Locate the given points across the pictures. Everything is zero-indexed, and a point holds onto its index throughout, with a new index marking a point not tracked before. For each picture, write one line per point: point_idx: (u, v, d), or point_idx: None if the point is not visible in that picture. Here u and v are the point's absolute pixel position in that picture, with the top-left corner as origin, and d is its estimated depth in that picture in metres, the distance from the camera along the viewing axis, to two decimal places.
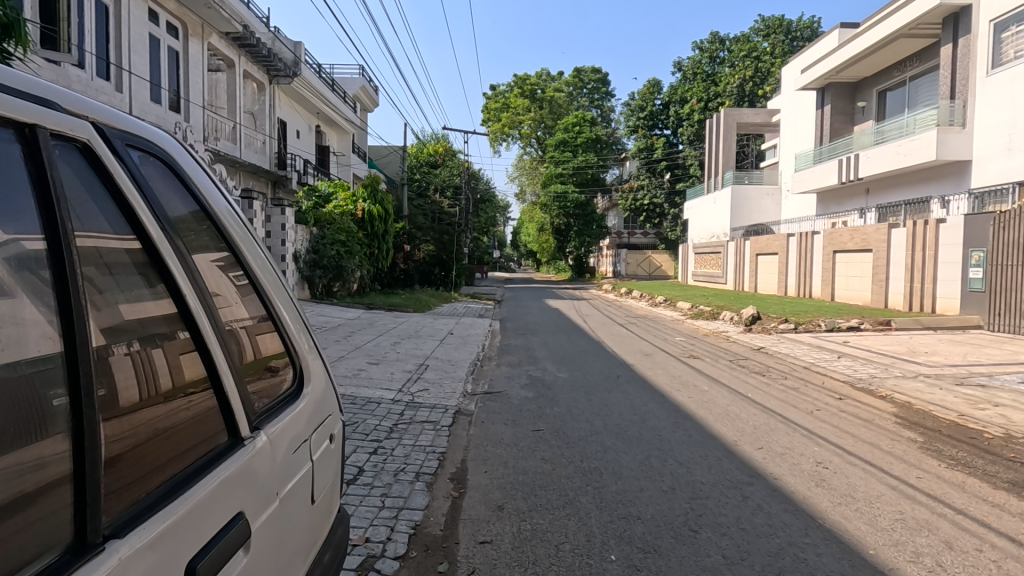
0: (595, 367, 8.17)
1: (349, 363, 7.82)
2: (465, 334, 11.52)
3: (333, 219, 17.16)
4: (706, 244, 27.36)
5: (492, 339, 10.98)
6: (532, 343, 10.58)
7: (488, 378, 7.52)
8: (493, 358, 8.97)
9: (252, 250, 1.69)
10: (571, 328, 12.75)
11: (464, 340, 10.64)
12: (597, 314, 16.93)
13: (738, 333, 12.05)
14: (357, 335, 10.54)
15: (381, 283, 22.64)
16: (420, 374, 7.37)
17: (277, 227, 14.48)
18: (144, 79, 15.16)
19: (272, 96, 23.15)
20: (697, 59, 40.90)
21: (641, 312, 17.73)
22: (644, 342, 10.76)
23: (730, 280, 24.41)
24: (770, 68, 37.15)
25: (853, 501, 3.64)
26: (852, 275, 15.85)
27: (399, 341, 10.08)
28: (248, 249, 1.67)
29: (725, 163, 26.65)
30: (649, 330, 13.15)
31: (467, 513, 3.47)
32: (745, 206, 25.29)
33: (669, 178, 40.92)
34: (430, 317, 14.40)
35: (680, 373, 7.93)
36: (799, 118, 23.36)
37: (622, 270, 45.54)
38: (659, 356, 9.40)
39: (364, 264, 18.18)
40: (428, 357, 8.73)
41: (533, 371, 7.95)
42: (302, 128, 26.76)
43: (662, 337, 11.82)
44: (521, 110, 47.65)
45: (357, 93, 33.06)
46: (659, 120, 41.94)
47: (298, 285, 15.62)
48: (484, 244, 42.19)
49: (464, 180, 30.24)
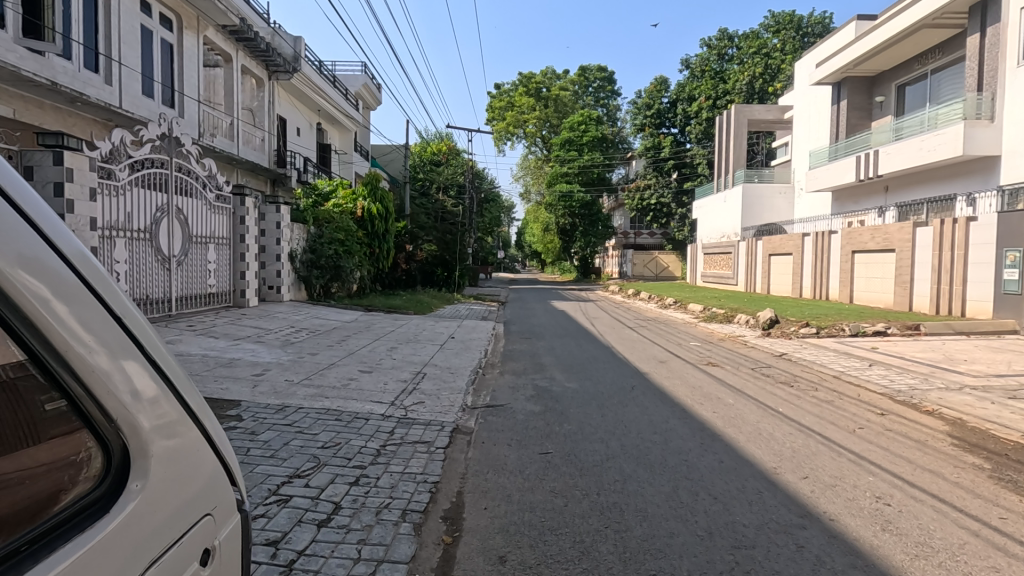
0: (608, 376, 7.50)
1: (338, 370, 7.20)
2: (467, 338, 10.91)
3: (332, 218, 16.58)
4: (716, 244, 26.64)
5: (495, 344, 10.34)
6: (538, 348, 9.93)
7: (490, 388, 6.86)
8: (496, 365, 8.32)
9: (88, 314, 0.95)
10: (579, 332, 12.09)
11: (465, 344, 10.02)
12: (605, 317, 16.30)
13: (756, 337, 11.38)
14: (352, 339, 9.93)
15: (381, 284, 22.07)
16: (416, 385, 6.73)
17: (272, 225, 13.87)
18: (136, 71, 14.61)
19: (271, 92, 22.63)
20: (706, 57, 40.12)
21: (650, 314, 17.08)
22: (657, 348, 10.10)
23: (741, 281, 23.69)
24: (780, 65, 36.35)
25: (931, 551, 3.00)
26: (872, 276, 15.14)
27: (396, 346, 9.44)
28: (79, 309, 0.93)
29: (737, 160, 25.91)
30: (661, 334, 12.51)
31: (462, 567, 2.84)
32: (757, 205, 24.55)
33: (677, 178, 40.19)
34: (431, 319, 13.80)
35: (699, 382, 7.25)
36: (814, 114, 22.63)
37: (628, 270, 44.88)
38: (674, 363, 8.73)
39: (365, 264, 17.60)
40: (427, 363, 8.10)
41: (539, 380, 7.29)
42: (303, 125, 26.22)
43: (676, 342, 11.12)
44: (526, 109, 47.05)
45: (359, 90, 32.52)
46: (666, 118, 41.19)
47: (295, 286, 15.04)
48: (488, 244, 41.65)
49: (468, 178, 29.62)
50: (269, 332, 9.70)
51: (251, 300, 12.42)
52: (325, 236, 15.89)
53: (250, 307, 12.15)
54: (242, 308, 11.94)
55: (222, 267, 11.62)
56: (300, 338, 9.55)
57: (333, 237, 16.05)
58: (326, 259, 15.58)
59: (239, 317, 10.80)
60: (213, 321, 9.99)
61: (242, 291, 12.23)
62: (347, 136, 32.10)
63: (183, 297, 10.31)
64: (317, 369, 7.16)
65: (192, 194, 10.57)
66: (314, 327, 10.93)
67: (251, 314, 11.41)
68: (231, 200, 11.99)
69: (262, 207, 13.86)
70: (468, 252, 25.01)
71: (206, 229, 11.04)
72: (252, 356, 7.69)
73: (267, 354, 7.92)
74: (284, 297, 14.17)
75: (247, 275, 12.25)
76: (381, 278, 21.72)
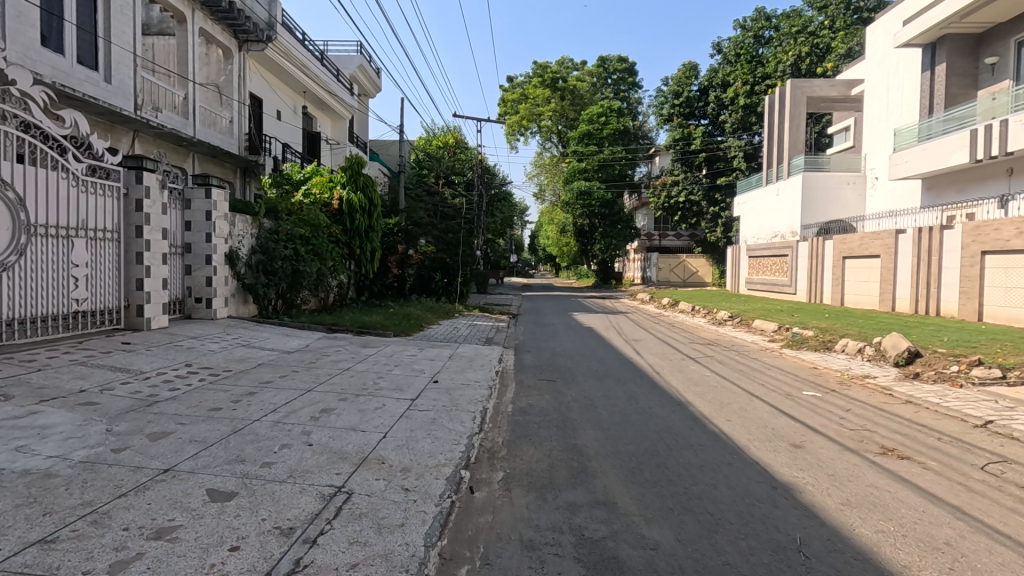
0: (728, 508, 3.58)
1: (160, 496, 3.37)
2: (458, 383, 7.11)
3: (295, 208, 12.98)
4: (766, 246, 22.59)
5: (500, 400, 6.46)
6: (569, 409, 6.04)
7: (480, 563, 2.97)
8: (499, 463, 4.46)
9: None
10: (624, 371, 8.17)
11: (453, 401, 6.20)
12: (649, 338, 12.47)
13: (900, 385, 7.40)
14: (266, 391, 6.11)
15: (367, 293, 18.28)
16: (308, 554, 2.89)
17: (201, 215, 10.25)
18: (30, 12, 11.10)
19: (242, 66, 19.15)
20: (741, 39, 35.91)
21: (707, 334, 13.21)
22: (767, 409, 6.12)
23: (802, 290, 19.70)
24: (829, 44, 32.27)
25: None
26: (1016, 286, 11.23)
27: (330, 408, 5.60)
28: None
29: (792, 146, 21.83)
30: (744, 372, 8.57)
31: None
32: (819, 199, 20.48)
33: (707, 173, 36.08)
34: (414, 344, 10.04)
35: (937, 528, 3.30)
36: (897, 85, 18.55)
37: (653, 275, 41.00)
38: (825, 449, 4.78)
39: (341, 268, 13.94)
40: (366, 460, 4.24)
41: (585, 522, 3.40)
42: (284, 108, 22.74)
43: (779, 391, 7.17)
44: (540, 101, 43.36)
45: (354, 73, 29.01)
46: (696, 108, 37.30)
47: (239, 299, 11.38)
48: (500, 247, 38.10)
49: (477, 172, 25.89)
50: (129, 381, 5.93)
51: (153, 321, 8.68)
52: (283, 232, 12.24)
53: (151, 332, 8.43)
54: (136, 333, 8.23)
55: (100, 274, 7.89)
56: (177, 393, 5.77)
57: (293, 234, 12.38)
58: (282, 262, 11.88)
59: (112, 350, 7.06)
60: (49, 360, 6.25)
61: (138, 308, 8.48)
62: (341, 124, 28.65)
63: (11, 320, 6.59)
64: (114, 494, 3.33)
65: (37, 162, 6.92)
66: (225, 366, 7.15)
67: (139, 343, 7.67)
68: (121, 175, 8.30)
69: (185, 189, 10.25)
70: (475, 255, 21.16)
71: (69, 217, 7.34)
72: (14, 448, 3.89)
73: (60, 439, 4.13)
74: (217, 314, 10.47)
75: (145, 283, 8.48)
76: (365, 284, 18.13)
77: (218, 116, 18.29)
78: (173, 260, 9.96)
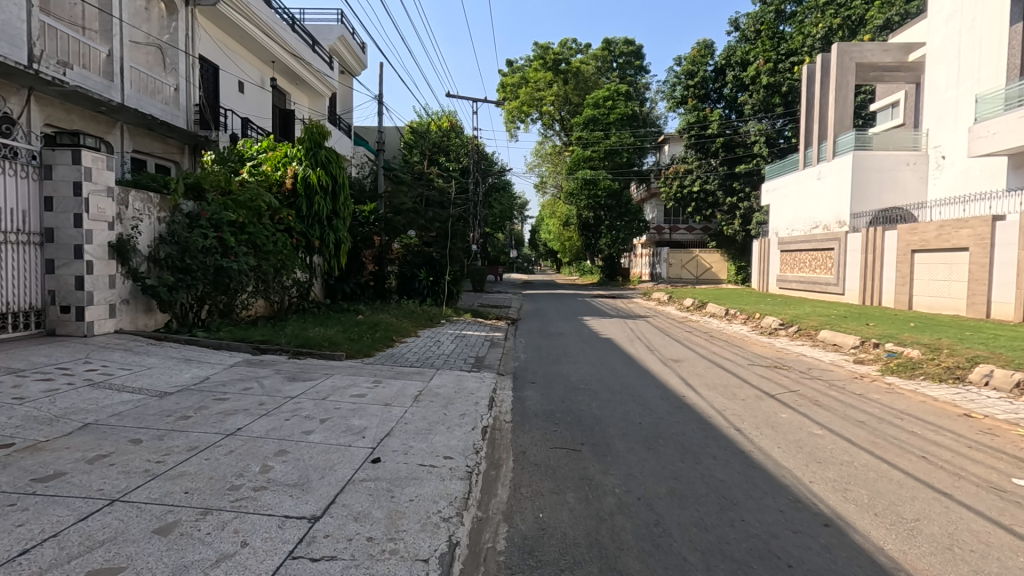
0: None
1: None
2: (413, 466, 4.05)
3: (230, 186, 9.80)
4: (805, 238, 19.55)
5: (485, 517, 3.42)
6: (620, 553, 3.01)
7: None
8: None
9: None
10: (687, 430, 5.13)
11: (393, 527, 3.18)
12: (691, 356, 9.41)
13: None
14: (21, 507, 3.09)
15: (335, 294, 15.23)
16: None
17: (67, 187, 7.23)
18: None
19: (190, 23, 16.03)
20: (760, 13, 32.51)
21: (766, 349, 10.15)
22: (1009, 543, 3.11)
23: (853, 290, 16.69)
24: (864, 14, 29.07)
25: None
26: None
27: (105, 573, 2.54)
28: None
29: (839, 122, 18.74)
30: (868, 425, 5.51)
31: None
32: (873, 182, 17.41)
33: (725, 161, 32.90)
34: (369, 374, 7.00)
35: None
36: (974, 45, 15.48)
37: (663, 271, 37.90)
38: None
39: (294, 264, 10.90)
40: None
41: None
42: (246, 79, 19.61)
43: (975, 477, 4.11)
44: (542, 84, 40.16)
45: (335, 45, 25.85)
46: (712, 89, 34.15)
47: (137, 306, 8.35)
48: (499, 241, 35.00)
49: (472, 155, 22.78)
50: None
51: None
52: (204, 217, 9.01)
53: None
54: None
55: None
56: None
57: (219, 220, 9.15)
58: (200, 256, 8.64)
59: None
60: None
61: None
62: (319, 103, 25.49)
63: None
64: None
65: None
66: (7, 435, 4.09)
67: None
68: None
69: (44, 152, 7.26)
70: (467, 249, 18.03)
71: None
72: None
73: None
74: (94, 329, 7.45)
75: None
76: (334, 283, 15.16)
77: (160, 83, 15.24)
78: (20, 252, 6.98)
